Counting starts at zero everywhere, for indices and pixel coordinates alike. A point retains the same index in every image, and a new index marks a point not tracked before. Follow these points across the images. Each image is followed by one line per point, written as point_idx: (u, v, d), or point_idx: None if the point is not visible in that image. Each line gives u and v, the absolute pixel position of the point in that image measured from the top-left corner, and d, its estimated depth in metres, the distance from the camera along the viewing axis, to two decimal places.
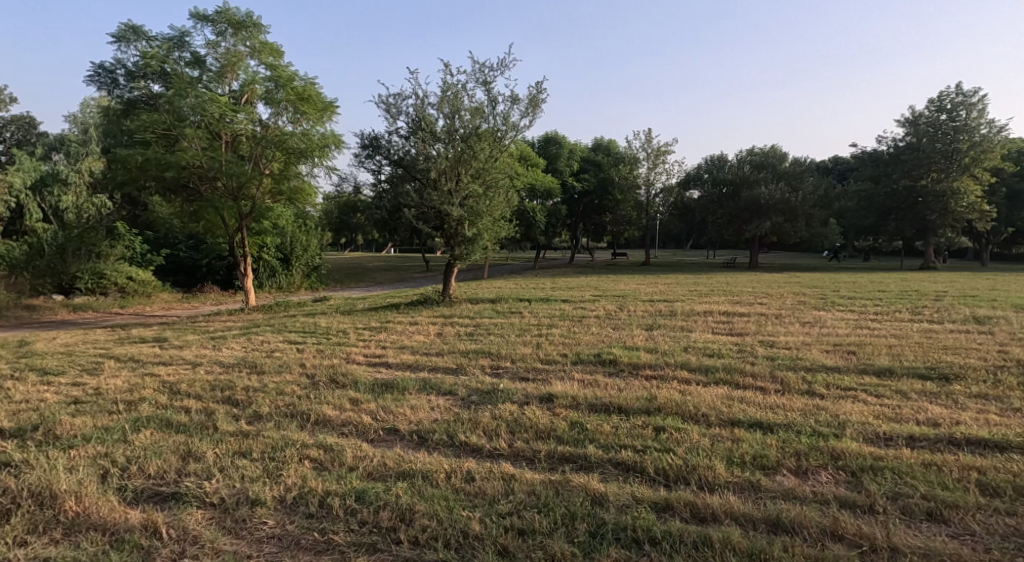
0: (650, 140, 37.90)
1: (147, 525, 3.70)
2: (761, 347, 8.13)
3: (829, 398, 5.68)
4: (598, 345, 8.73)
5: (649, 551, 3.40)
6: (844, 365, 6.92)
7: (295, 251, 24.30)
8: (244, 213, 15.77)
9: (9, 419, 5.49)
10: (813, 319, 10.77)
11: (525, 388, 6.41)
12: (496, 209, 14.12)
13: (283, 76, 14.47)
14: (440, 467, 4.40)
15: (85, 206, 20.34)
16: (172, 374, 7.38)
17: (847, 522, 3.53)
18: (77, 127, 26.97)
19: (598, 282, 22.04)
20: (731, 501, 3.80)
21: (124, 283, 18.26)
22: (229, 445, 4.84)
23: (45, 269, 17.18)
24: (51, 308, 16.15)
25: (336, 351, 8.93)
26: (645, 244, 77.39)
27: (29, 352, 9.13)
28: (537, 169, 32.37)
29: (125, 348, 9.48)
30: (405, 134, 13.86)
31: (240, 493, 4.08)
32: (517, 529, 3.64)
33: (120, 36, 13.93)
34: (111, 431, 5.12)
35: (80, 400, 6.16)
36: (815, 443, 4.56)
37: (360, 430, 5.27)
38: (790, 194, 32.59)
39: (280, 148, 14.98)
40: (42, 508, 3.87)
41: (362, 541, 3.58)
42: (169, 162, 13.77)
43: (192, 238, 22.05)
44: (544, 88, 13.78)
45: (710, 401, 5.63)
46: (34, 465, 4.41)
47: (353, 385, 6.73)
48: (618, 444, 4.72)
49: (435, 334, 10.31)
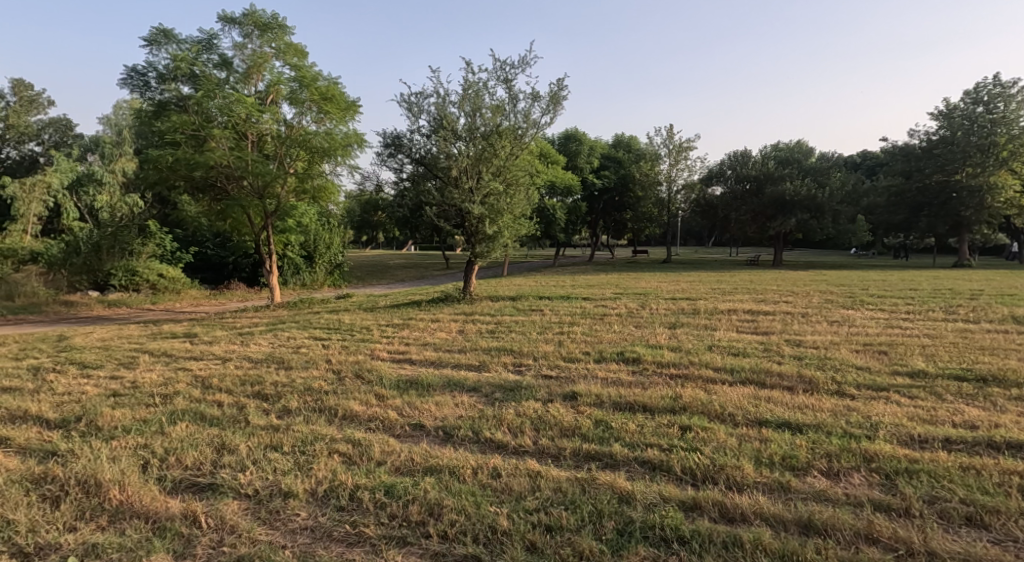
0: (672, 136, 37.70)
1: (187, 514, 3.81)
2: (788, 347, 8.00)
3: (859, 398, 5.60)
4: (621, 343, 8.69)
5: (678, 551, 3.39)
6: (875, 365, 6.81)
7: (318, 249, 24.63)
8: (270, 212, 15.97)
9: (52, 410, 5.67)
10: (841, 318, 10.56)
11: (548, 385, 6.43)
12: (517, 207, 14.13)
13: (307, 77, 14.70)
14: (466, 463, 4.44)
15: (118, 206, 20.90)
16: (203, 369, 7.54)
17: (882, 525, 3.49)
18: (111, 128, 27.74)
19: (619, 279, 21.92)
20: (761, 501, 3.78)
21: (155, 280, 18.65)
22: (261, 438, 4.94)
23: (81, 266, 17.73)
24: (86, 305, 16.61)
25: (361, 347, 9.03)
26: (666, 240, 76.93)
27: (69, 346, 9.43)
28: (558, 166, 32.16)
29: (158, 343, 9.74)
30: (427, 133, 13.96)
31: (273, 486, 4.16)
32: (545, 526, 3.67)
33: (152, 40, 14.25)
34: (150, 423, 5.27)
35: (119, 393, 6.34)
36: (846, 444, 4.51)
37: (387, 425, 5.34)
38: (816, 190, 31.93)
39: (304, 148, 15.20)
40: (88, 496, 4.00)
41: (392, 534, 3.63)
42: (198, 162, 14.07)
43: (219, 236, 22.48)
44: (565, 85, 13.77)
45: (736, 401, 5.59)
46: (80, 454, 4.56)
47: (379, 381, 6.82)
48: (643, 443, 4.71)
49: (457, 332, 10.35)
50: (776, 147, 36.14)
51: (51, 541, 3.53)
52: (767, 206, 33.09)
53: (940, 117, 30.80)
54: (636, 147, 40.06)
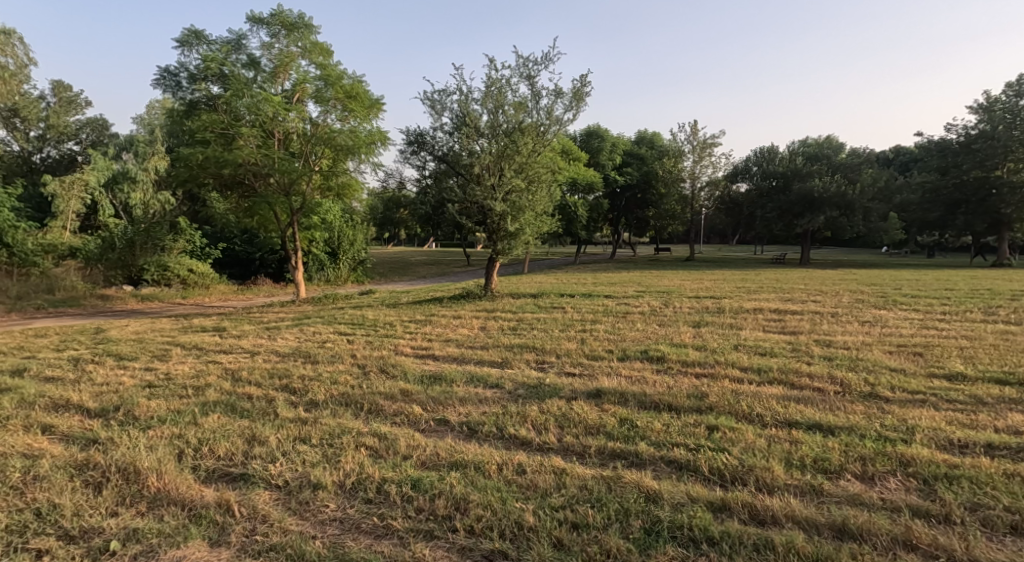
0: (696, 132, 37.38)
1: (221, 503, 3.89)
2: (817, 347, 7.88)
3: (894, 402, 5.49)
4: (645, 342, 8.62)
5: (708, 552, 3.37)
6: (910, 367, 6.66)
7: (342, 246, 24.89)
8: (295, 208, 16.20)
9: (92, 400, 5.83)
10: (872, 318, 10.35)
11: (572, 383, 6.43)
12: (539, 204, 14.13)
13: (332, 75, 14.88)
14: (491, 459, 4.46)
15: (152, 203, 21.41)
16: (233, 362, 7.70)
17: (921, 531, 3.42)
18: (145, 127, 28.43)
19: (642, 278, 21.73)
20: (792, 504, 3.73)
21: (185, 275, 19.13)
22: (290, 431, 5.02)
23: (116, 261, 18.23)
24: (121, 299, 17.04)
25: (385, 343, 9.11)
26: (688, 240, 76.37)
27: (105, 338, 9.70)
28: (579, 163, 32.08)
29: (190, 336, 9.97)
30: (449, 130, 14.01)
31: (302, 477, 4.23)
32: (571, 523, 3.67)
33: (183, 40, 14.50)
34: (183, 414, 5.39)
35: (154, 384, 6.51)
36: (881, 448, 4.42)
37: (412, 420, 5.39)
38: (847, 187, 31.22)
39: (329, 146, 15.38)
40: (128, 483, 4.12)
41: (419, 528, 3.67)
42: (226, 160, 14.33)
43: (246, 233, 22.93)
44: (589, 81, 13.72)
45: (765, 401, 5.52)
46: (119, 442, 4.69)
47: (403, 376, 6.88)
48: (669, 442, 4.69)
49: (479, 329, 10.38)
50: (804, 143, 35.57)
51: (94, 525, 3.64)
52: (794, 203, 32.49)
53: (979, 111, 29.97)
54: (659, 144, 39.84)
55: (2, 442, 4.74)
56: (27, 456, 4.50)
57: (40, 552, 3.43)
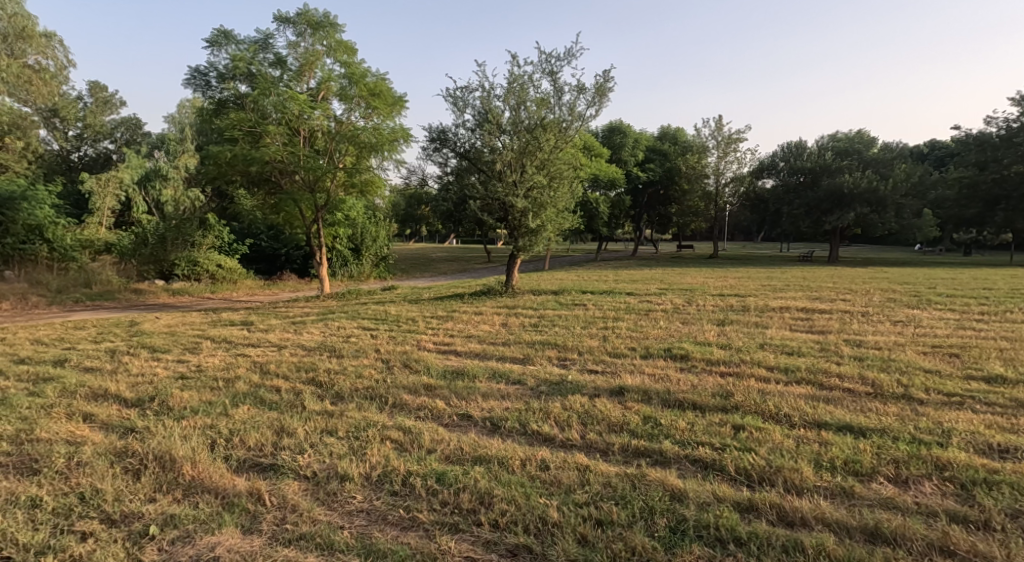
0: (720, 127, 36.84)
1: (252, 492, 3.98)
2: (847, 347, 7.73)
3: (928, 404, 5.36)
4: (668, 339, 8.57)
5: (735, 552, 3.35)
6: (946, 369, 6.50)
7: (365, 242, 25.12)
8: (320, 205, 16.37)
9: (128, 390, 6.00)
10: (905, 318, 10.09)
11: (594, 381, 6.40)
12: (561, 200, 14.04)
13: (356, 73, 14.99)
14: (515, 454, 4.48)
15: (182, 200, 21.84)
16: (261, 355, 7.86)
17: (959, 537, 3.35)
18: (176, 127, 29.04)
19: (664, 275, 21.56)
20: (822, 506, 3.69)
21: (214, 270, 19.49)
22: (317, 423, 5.10)
23: (149, 256, 18.65)
24: (154, 293, 17.44)
25: (408, 338, 9.21)
26: (713, 236, 75.44)
27: (139, 331, 9.97)
28: (601, 159, 32.00)
29: (219, 330, 10.18)
30: (471, 127, 14.04)
31: (330, 469, 4.30)
32: (596, 520, 3.68)
33: (213, 40, 14.74)
34: (215, 405, 5.52)
35: (186, 375, 6.67)
36: (915, 451, 4.34)
37: (435, 414, 5.44)
38: (878, 183, 30.50)
39: (352, 143, 15.50)
40: (164, 471, 4.23)
41: (445, 521, 3.71)
42: (253, 158, 14.56)
43: (272, 229, 23.29)
44: (612, 77, 13.64)
45: (793, 401, 5.45)
46: (155, 431, 4.82)
47: (426, 371, 6.96)
48: (694, 441, 4.67)
49: (500, 325, 10.41)
50: (834, 138, 34.86)
51: (134, 510, 3.75)
52: (822, 199, 31.85)
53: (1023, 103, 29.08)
54: (682, 140, 39.46)
55: (47, 429, 4.90)
56: (70, 443, 4.66)
57: (84, 534, 3.54)
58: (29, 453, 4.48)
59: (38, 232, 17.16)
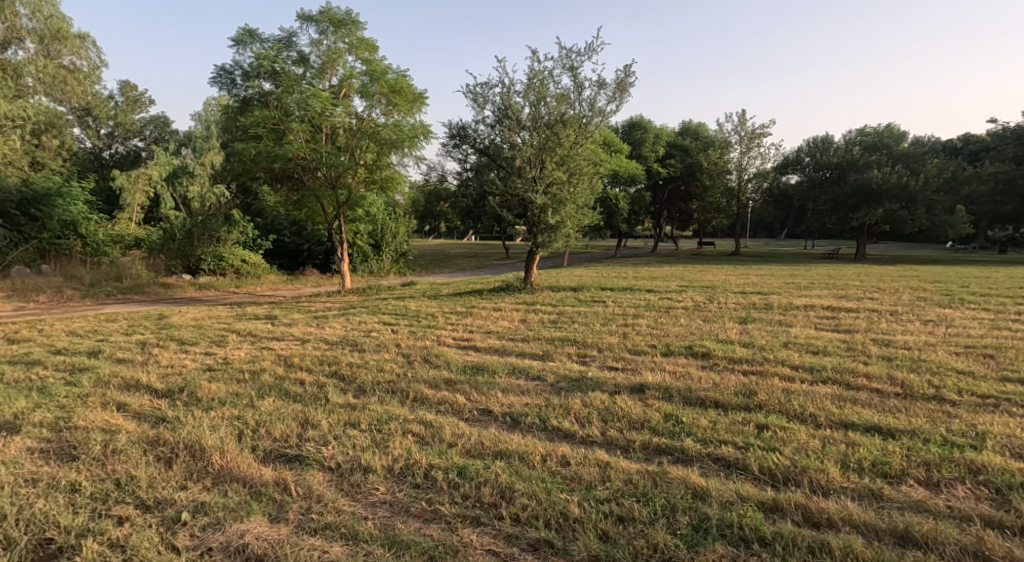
0: (743, 122, 36.36)
1: (279, 482, 4.06)
2: (876, 347, 7.59)
3: (961, 406, 5.27)
4: (689, 337, 8.50)
5: (759, 552, 3.33)
6: (980, 370, 6.37)
7: (385, 238, 25.32)
8: (341, 202, 16.49)
9: (159, 381, 6.14)
10: (936, 318, 9.87)
11: (615, 377, 6.39)
12: (580, 197, 13.96)
13: (377, 71, 15.08)
14: (536, 450, 4.50)
15: (208, 196, 22.24)
16: (285, 348, 7.98)
17: (994, 543, 3.29)
18: (202, 124, 29.55)
19: (685, 272, 21.36)
20: (850, 507, 3.65)
21: (239, 265, 19.75)
22: (341, 415, 5.18)
23: (176, 251, 18.99)
24: (181, 287, 17.76)
25: (428, 333, 9.27)
26: (734, 233, 74.37)
27: (168, 324, 10.19)
28: (621, 155, 31.79)
29: (244, 323, 10.35)
30: (491, 123, 14.08)
31: (353, 460, 4.36)
32: (617, 516, 3.68)
33: (238, 39, 14.96)
34: (241, 397, 5.62)
35: (213, 368, 6.81)
36: (947, 454, 4.26)
37: (456, 409, 5.48)
38: (909, 178, 29.82)
39: (373, 140, 15.60)
40: (194, 459, 4.33)
41: (466, 514, 3.74)
42: (277, 154, 14.75)
43: (295, 225, 23.63)
44: (632, 72, 13.53)
45: (819, 401, 5.38)
46: (185, 421, 4.93)
47: (447, 366, 7.01)
48: (717, 439, 4.64)
49: (520, 321, 10.44)
50: (862, 133, 34.20)
51: (167, 496, 3.85)
52: (849, 195, 31.26)
53: None
54: (704, 135, 39.43)
55: (83, 417, 5.05)
56: (106, 431, 4.79)
57: (121, 519, 3.64)
58: (67, 440, 4.61)
59: (72, 228, 17.71)
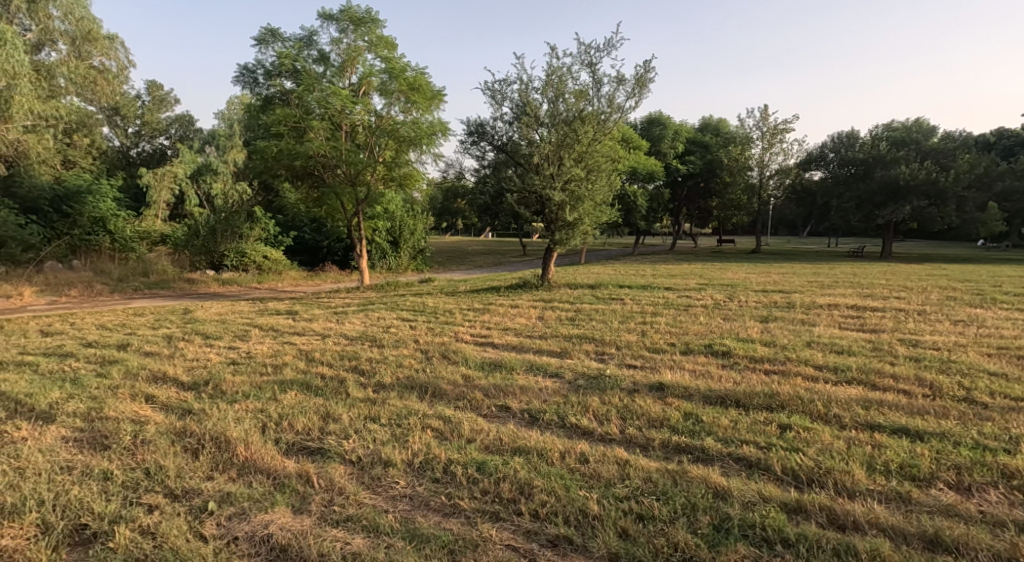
0: (766, 118, 35.99)
1: (302, 474, 4.12)
2: (902, 347, 7.47)
3: (993, 408, 5.16)
4: (709, 336, 8.44)
5: (782, 553, 3.31)
6: (1011, 371, 6.24)
7: (404, 235, 25.46)
8: (360, 198, 16.58)
9: (185, 374, 6.27)
10: (965, 318, 9.66)
11: (633, 375, 6.37)
12: (599, 193, 13.91)
13: (396, 68, 15.14)
14: (554, 447, 4.51)
15: (231, 193, 22.57)
16: (306, 343, 8.08)
17: None
18: (225, 122, 29.95)
19: (704, 270, 21.16)
20: (876, 510, 3.60)
21: (261, 261, 20.01)
22: (360, 410, 5.23)
23: (200, 247, 19.28)
24: (204, 282, 18.02)
25: (446, 330, 9.32)
26: (755, 231, 73.36)
27: (192, 318, 10.36)
28: (640, 151, 31.55)
29: (266, 319, 10.50)
30: (509, 120, 14.11)
31: (374, 454, 4.41)
32: (637, 514, 3.68)
33: (261, 39, 15.12)
34: (264, 390, 5.71)
35: (237, 361, 6.93)
36: (979, 458, 4.18)
37: (474, 405, 5.51)
38: (938, 174, 29.22)
39: (393, 137, 15.72)
40: (220, 451, 4.41)
41: (485, 509, 3.76)
42: (298, 152, 14.90)
43: (315, 222, 23.88)
44: (652, 67, 13.46)
45: (844, 402, 5.31)
46: (210, 414, 5.02)
47: (465, 362, 7.05)
48: (739, 439, 4.60)
49: (537, 318, 10.46)
50: (889, 128, 33.57)
51: (193, 486, 3.93)
52: (875, 192, 30.71)
53: None
54: (725, 131, 39.02)
55: (113, 408, 5.17)
56: (135, 422, 4.90)
57: (150, 507, 3.73)
58: (99, 430, 4.72)
59: (101, 224, 18.08)
